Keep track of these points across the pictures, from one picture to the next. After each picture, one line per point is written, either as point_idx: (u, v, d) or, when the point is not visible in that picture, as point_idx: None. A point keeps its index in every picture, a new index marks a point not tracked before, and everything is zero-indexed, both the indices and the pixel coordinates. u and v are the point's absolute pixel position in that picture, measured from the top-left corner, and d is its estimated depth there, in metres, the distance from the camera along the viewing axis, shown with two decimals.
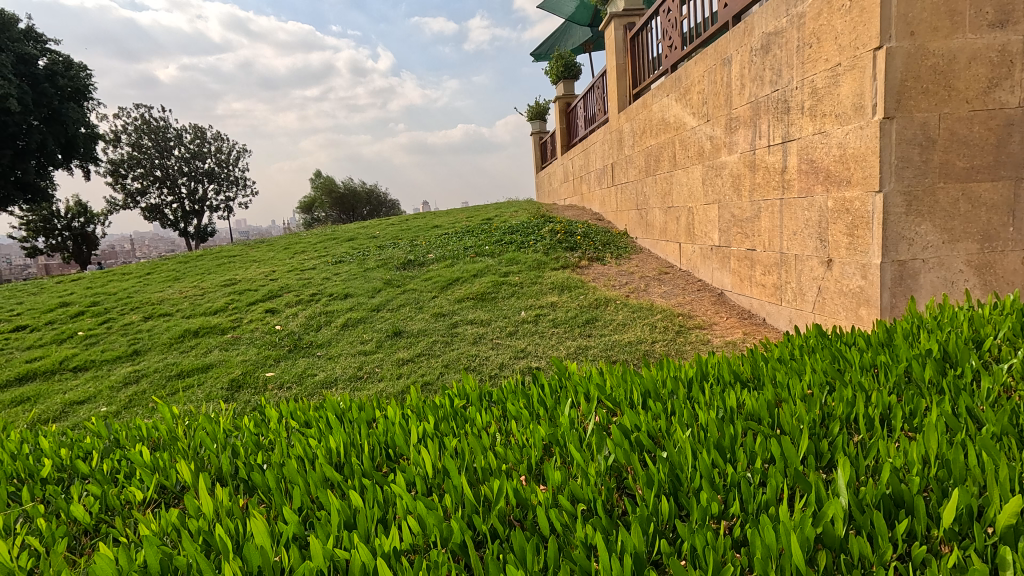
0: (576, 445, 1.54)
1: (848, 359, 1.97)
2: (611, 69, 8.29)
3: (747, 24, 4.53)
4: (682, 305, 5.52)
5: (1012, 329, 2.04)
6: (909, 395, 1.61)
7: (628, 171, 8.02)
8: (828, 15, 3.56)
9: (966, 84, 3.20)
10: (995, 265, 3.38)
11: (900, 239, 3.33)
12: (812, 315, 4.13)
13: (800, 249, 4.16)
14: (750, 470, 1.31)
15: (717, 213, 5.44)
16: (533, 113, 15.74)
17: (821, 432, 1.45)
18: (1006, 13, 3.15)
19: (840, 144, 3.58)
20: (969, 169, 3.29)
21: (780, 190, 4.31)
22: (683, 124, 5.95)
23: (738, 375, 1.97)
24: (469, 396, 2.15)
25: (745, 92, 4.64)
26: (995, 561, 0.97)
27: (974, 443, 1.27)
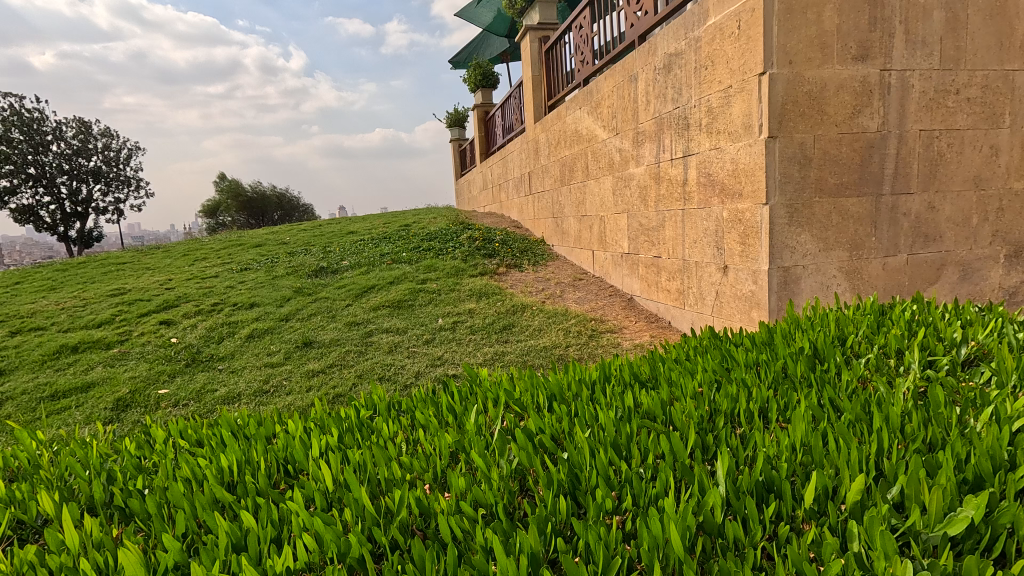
0: (480, 450, 1.56)
1: (734, 359, 2.13)
2: (526, 80, 8.48)
3: (650, 45, 4.80)
4: (596, 310, 5.72)
5: (870, 328, 2.30)
6: (784, 389, 1.78)
7: (544, 180, 8.23)
8: (720, 40, 3.86)
9: (836, 109, 3.59)
10: (862, 271, 3.80)
11: (784, 247, 3.66)
12: (710, 318, 4.43)
13: (700, 257, 4.45)
14: (642, 466, 1.39)
15: (626, 222, 5.70)
16: (452, 119, 15.74)
17: (708, 426, 1.56)
18: (866, 48, 3.57)
19: (732, 160, 3.88)
20: (839, 185, 3.68)
21: (682, 201, 4.59)
22: (595, 136, 6.20)
23: (638, 375, 2.08)
24: (377, 407, 2.11)
25: (650, 109, 4.91)
26: (843, 534, 1.09)
27: (833, 430, 1.43)
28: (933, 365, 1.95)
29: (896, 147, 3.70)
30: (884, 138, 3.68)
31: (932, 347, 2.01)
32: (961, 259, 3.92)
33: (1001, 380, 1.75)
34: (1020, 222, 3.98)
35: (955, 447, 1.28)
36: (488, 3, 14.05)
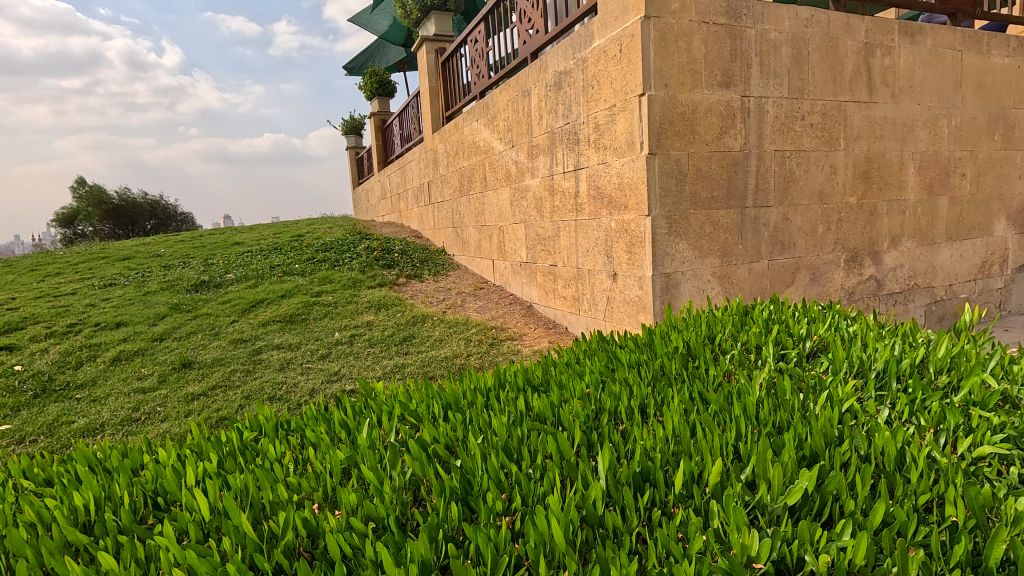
0: (372, 463, 1.53)
1: (619, 360, 2.28)
2: (423, 90, 8.45)
3: (541, 62, 5.01)
4: (496, 318, 5.81)
5: (735, 327, 2.56)
6: (661, 386, 1.94)
7: (443, 191, 8.23)
8: (604, 62, 4.12)
9: (705, 129, 3.97)
10: (731, 276, 4.21)
11: (665, 254, 3.96)
12: (603, 322, 4.67)
13: (591, 265, 4.69)
14: (532, 467, 1.44)
15: (524, 232, 5.87)
16: (348, 127, 15.27)
17: (593, 425, 1.66)
18: (729, 76, 3.98)
19: (618, 174, 4.14)
20: (710, 199, 4.06)
21: (575, 212, 4.82)
22: (491, 148, 6.32)
23: (531, 380, 2.16)
24: (263, 428, 2.00)
25: (543, 123, 5.12)
26: (707, 513, 1.20)
27: (700, 421, 1.58)
28: (785, 358, 2.21)
29: (756, 165, 4.16)
30: (746, 157, 4.12)
31: (784, 342, 2.28)
32: (811, 264, 4.48)
33: (836, 368, 2.03)
34: (855, 231, 4.63)
35: (795, 428, 1.47)
36: (382, 11, 13.80)
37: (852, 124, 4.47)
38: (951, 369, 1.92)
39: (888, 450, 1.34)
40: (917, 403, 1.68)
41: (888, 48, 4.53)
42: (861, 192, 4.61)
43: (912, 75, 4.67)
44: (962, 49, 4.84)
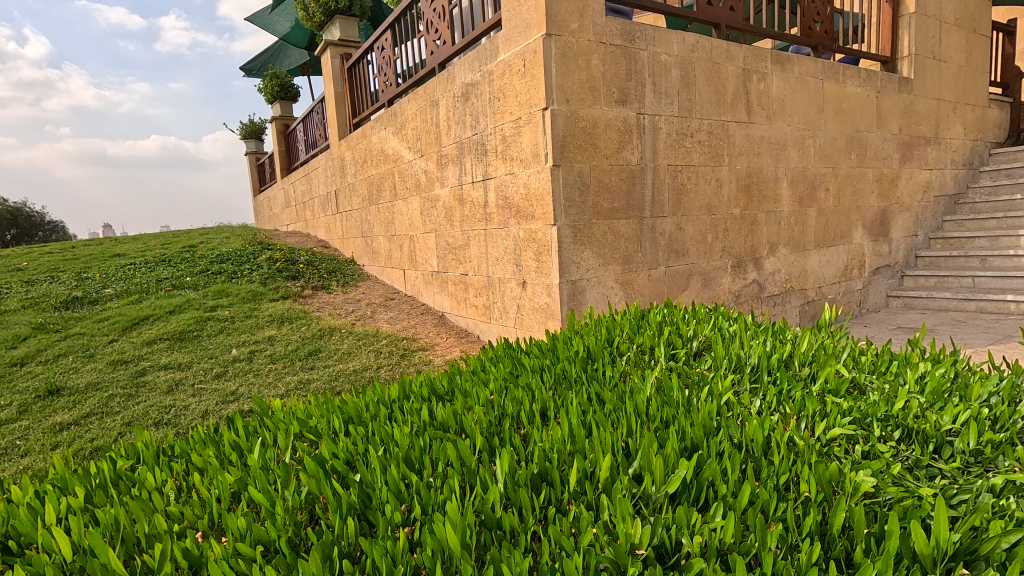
0: (265, 483, 1.46)
1: (523, 365, 2.34)
2: (328, 96, 8.19)
3: (448, 73, 5.04)
4: (407, 329, 5.72)
5: (631, 330, 2.71)
6: (561, 389, 2.01)
7: (351, 200, 8.00)
8: (509, 76, 4.23)
9: (605, 143, 4.18)
10: (633, 282, 4.45)
11: (571, 263, 4.11)
12: (514, 330, 4.75)
13: (501, 273, 4.76)
14: (432, 475, 1.45)
15: (434, 242, 5.85)
16: (247, 131, 14.44)
17: (495, 431, 1.69)
18: (626, 94, 4.23)
19: (525, 185, 4.25)
20: (611, 209, 4.27)
21: (484, 222, 4.87)
22: (400, 157, 6.26)
23: (435, 390, 2.15)
24: (142, 455, 1.84)
25: (451, 133, 5.15)
26: (598, 506, 1.27)
27: (595, 421, 1.66)
28: (675, 358, 2.38)
29: (652, 178, 4.44)
30: (643, 170, 4.38)
31: (674, 343, 2.45)
32: (702, 270, 4.84)
33: (718, 365, 2.21)
34: (739, 240, 5.06)
35: (679, 422, 1.59)
36: (282, 11, 13.16)
37: (735, 142, 4.91)
38: (812, 362, 2.16)
39: (756, 437, 1.48)
40: (784, 394, 1.87)
41: (763, 74, 5.03)
42: (743, 204, 5.05)
43: (783, 99, 5.20)
44: (824, 78, 5.47)
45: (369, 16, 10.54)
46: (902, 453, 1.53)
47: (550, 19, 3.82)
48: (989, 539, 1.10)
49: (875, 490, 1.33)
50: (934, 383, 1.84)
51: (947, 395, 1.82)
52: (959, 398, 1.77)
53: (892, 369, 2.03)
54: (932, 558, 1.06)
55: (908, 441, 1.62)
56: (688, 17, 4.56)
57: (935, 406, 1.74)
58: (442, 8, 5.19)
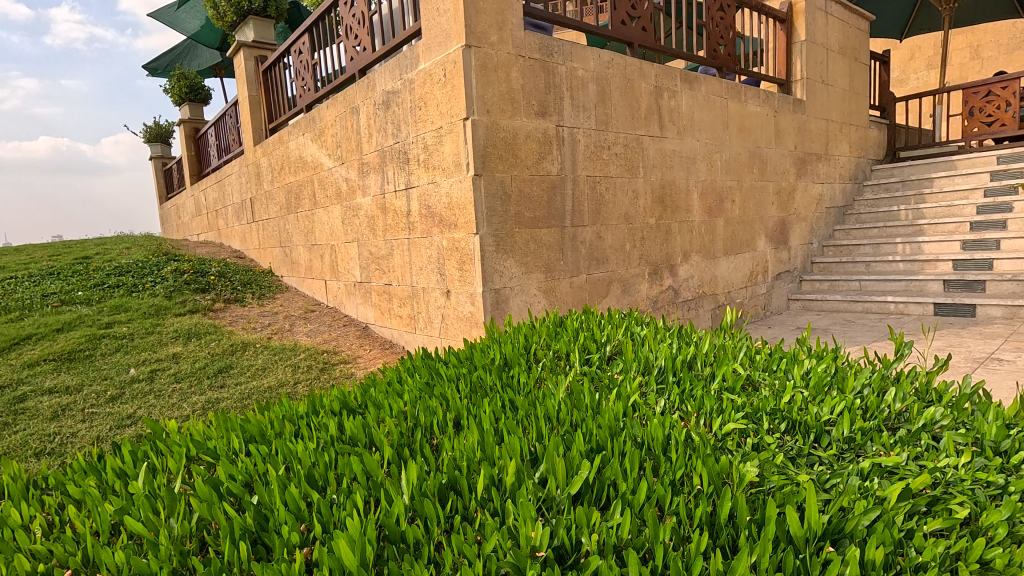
0: (150, 512, 1.36)
1: (440, 375, 2.32)
2: (241, 99, 7.80)
3: (369, 80, 4.96)
4: (328, 342, 5.51)
5: (549, 336, 2.76)
6: (476, 397, 2.01)
7: (268, 208, 7.65)
8: (430, 85, 4.22)
9: (526, 154, 4.25)
10: (555, 289, 4.53)
11: (494, 271, 4.13)
12: (438, 340, 4.69)
13: (426, 283, 4.71)
14: (336, 492, 1.40)
15: (357, 251, 5.70)
16: (151, 134, 13.49)
17: (405, 443, 1.67)
18: (545, 106, 4.33)
19: (447, 194, 4.24)
20: (533, 218, 4.34)
21: (407, 230, 4.80)
22: (319, 165, 6.07)
23: (347, 404, 2.09)
24: (7, 490, 1.66)
25: (372, 141, 5.05)
26: (504, 512, 1.28)
27: (506, 428, 1.68)
28: (589, 363, 2.45)
29: (571, 188, 4.57)
30: (562, 181, 4.50)
31: (588, 348, 2.52)
32: (621, 277, 5.02)
33: (628, 368, 2.30)
34: (655, 248, 5.30)
35: (586, 425, 1.64)
36: (191, 9, 12.44)
37: (649, 155, 5.15)
38: (713, 362, 2.29)
39: (656, 435, 1.55)
40: (685, 394, 1.97)
41: (673, 92, 5.31)
42: (658, 214, 5.30)
43: (692, 116, 5.53)
44: (728, 97, 5.86)
45: (287, 19, 10.17)
46: (787, 444, 1.66)
47: (469, 31, 3.86)
48: (853, 516, 1.21)
49: (761, 480, 1.43)
50: (816, 378, 2.01)
51: (827, 389, 1.99)
52: (836, 391, 1.95)
53: (782, 367, 2.20)
54: (804, 538, 1.15)
55: (793, 431, 1.75)
56: (604, 35, 4.75)
57: (817, 398, 1.90)
58: (361, 14, 5.09)
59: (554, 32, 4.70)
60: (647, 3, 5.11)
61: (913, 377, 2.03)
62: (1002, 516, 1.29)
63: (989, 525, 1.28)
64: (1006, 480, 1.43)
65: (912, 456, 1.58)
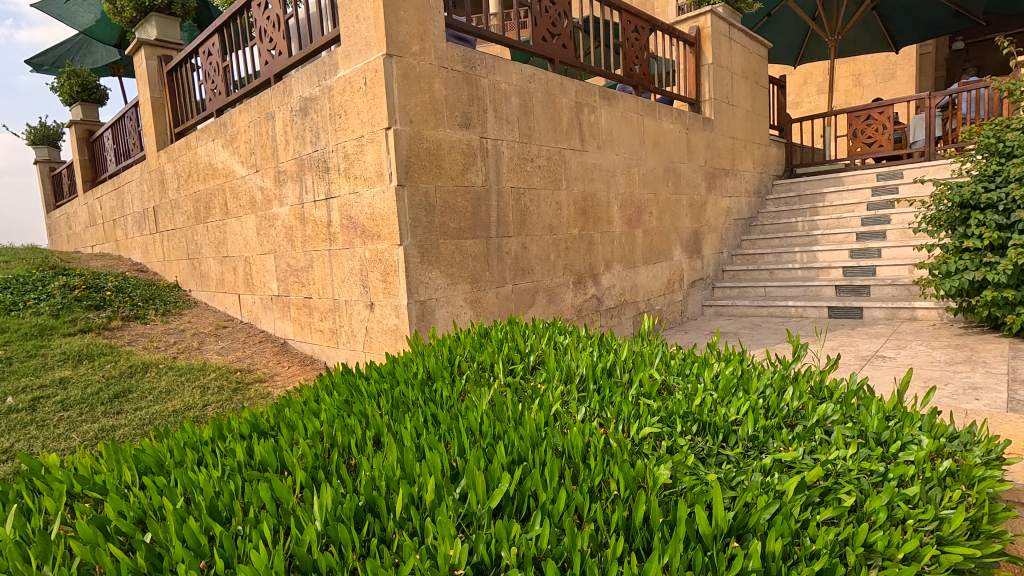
0: (20, 561, 1.21)
1: (360, 392, 2.25)
2: (143, 101, 7.25)
3: (285, 86, 4.76)
4: (241, 360, 5.18)
5: (473, 348, 2.74)
6: (398, 413, 1.96)
7: (173, 218, 7.13)
8: (350, 93, 4.12)
9: (450, 165, 4.24)
10: (481, 300, 4.53)
11: (419, 283, 4.07)
12: (362, 354, 4.54)
13: (348, 295, 4.55)
14: (243, 523, 1.31)
15: (273, 263, 5.42)
16: (37, 136, 12.24)
17: (320, 465, 1.59)
18: (468, 118, 4.34)
19: (369, 205, 4.14)
20: (458, 229, 4.32)
21: (328, 242, 4.63)
22: (231, 172, 5.75)
23: (258, 426, 1.97)
24: None
25: (289, 148, 4.85)
26: (422, 532, 1.25)
27: (427, 445, 1.64)
28: (513, 373, 2.46)
29: (496, 200, 4.60)
30: (487, 192, 4.52)
31: (513, 360, 2.53)
32: (546, 287, 5.10)
33: (551, 377, 2.33)
34: (578, 258, 5.43)
35: (507, 436, 1.64)
36: (84, 3, 11.46)
37: (571, 168, 5.29)
38: (631, 368, 2.38)
39: (576, 444, 1.58)
40: (604, 401, 2.03)
41: (593, 107, 5.50)
42: (581, 224, 5.45)
43: (611, 131, 5.75)
44: (644, 114, 6.15)
45: (195, 18, 9.61)
46: (698, 445, 1.74)
47: (390, 40, 3.81)
48: (755, 511, 1.29)
49: (674, 481, 1.50)
50: (724, 381, 2.13)
51: (734, 390, 2.11)
52: (743, 392, 2.08)
53: (694, 370, 2.31)
54: (712, 536, 1.21)
55: (703, 432, 1.84)
56: (525, 51, 4.85)
57: (725, 399, 2.01)
58: (276, 17, 4.88)
59: (477, 45, 4.73)
60: (567, 21, 5.28)
61: (809, 377, 2.20)
62: (882, 501, 1.42)
63: (872, 509, 1.40)
64: (885, 468, 1.58)
65: (807, 450, 1.71)
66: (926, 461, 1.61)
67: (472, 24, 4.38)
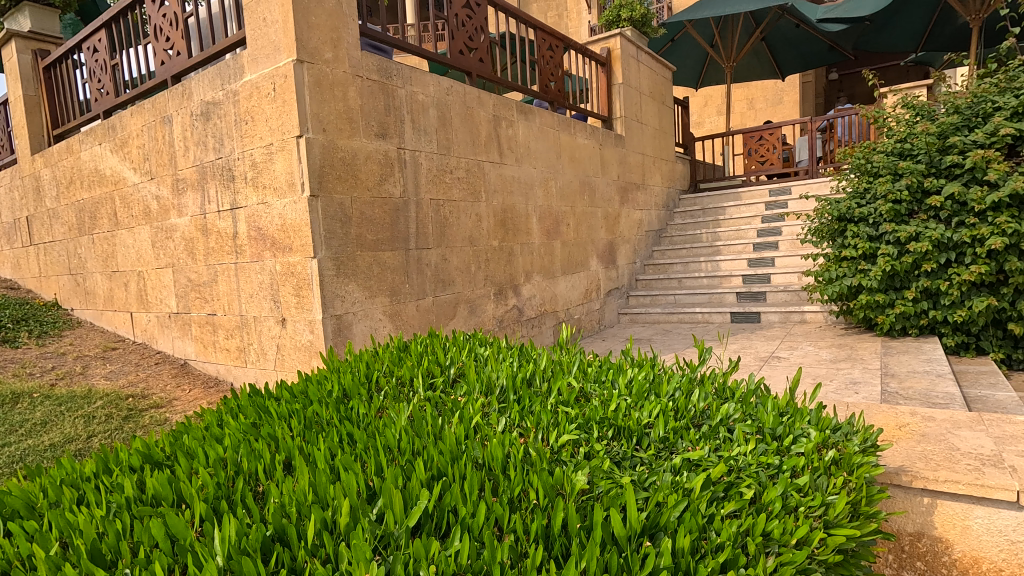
0: None
1: (270, 414, 2.12)
2: (13, 98, 6.50)
3: (184, 88, 4.45)
4: (134, 384, 4.72)
5: (391, 363, 2.68)
6: (311, 434, 1.87)
7: (52, 229, 6.41)
8: (257, 98, 3.92)
9: (366, 175, 4.13)
10: (401, 313, 4.43)
11: (334, 296, 3.91)
12: (273, 373, 4.29)
13: (257, 311, 4.29)
14: (131, 566, 1.19)
15: (172, 278, 5.02)
16: None
17: (223, 496, 1.48)
18: (385, 128, 4.27)
19: (280, 216, 3.94)
20: (375, 241, 4.21)
21: (234, 255, 4.36)
22: (122, 179, 5.28)
23: (152, 456, 1.80)
24: None
25: (189, 155, 4.53)
26: (335, 559, 1.20)
27: (342, 467, 1.57)
28: (434, 387, 2.42)
29: (415, 211, 4.54)
30: (405, 203, 4.46)
31: (433, 373, 2.49)
32: (467, 298, 5.09)
33: (471, 389, 2.32)
34: (498, 269, 5.48)
35: (426, 452, 1.61)
36: None
37: (490, 180, 5.34)
38: (550, 377, 2.42)
39: (496, 455, 1.59)
40: (524, 411, 2.05)
41: (510, 121, 5.60)
42: (500, 236, 5.50)
43: (528, 145, 5.87)
44: (559, 129, 6.35)
45: (77, 11, 8.78)
46: (613, 449, 1.80)
47: (301, 45, 3.68)
48: (665, 510, 1.35)
49: (591, 486, 1.54)
50: (637, 386, 2.22)
51: (646, 394, 2.21)
52: (654, 396, 2.18)
53: (609, 376, 2.40)
54: (626, 537, 1.25)
55: (618, 436, 1.91)
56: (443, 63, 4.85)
57: (638, 403, 2.10)
58: (173, 14, 4.55)
59: (394, 55, 4.68)
60: (484, 36, 5.35)
61: (713, 378, 2.34)
62: (776, 492, 1.54)
63: (769, 500, 1.51)
64: (780, 460, 1.71)
65: (712, 447, 1.81)
66: (814, 452, 1.76)
67: (388, 34, 4.32)
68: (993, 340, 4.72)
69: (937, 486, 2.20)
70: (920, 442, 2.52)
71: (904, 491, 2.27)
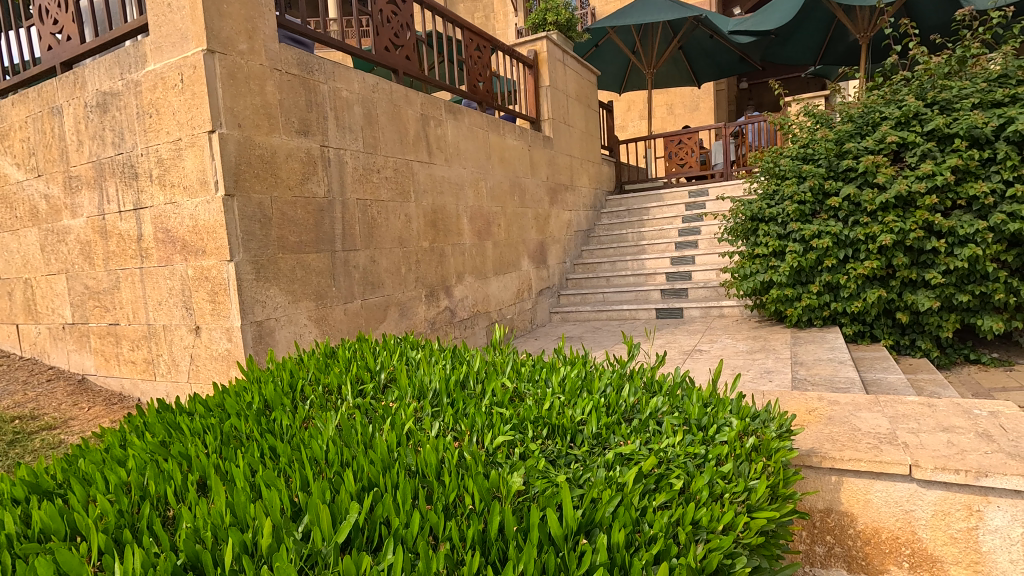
0: None
1: (180, 431, 1.96)
2: None
3: (76, 76, 4.04)
4: (21, 404, 4.22)
5: (318, 370, 2.55)
6: (228, 450, 1.74)
7: None
8: (162, 90, 3.63)
9: (287, 174, 3.93)
10: (327, 317, 4.25)
11: (254, 302, 3.69)
12: (187, 385, 3.98)
13: (166, 319, 3.97)
14: None
15: (65, 285, 4.55)
16: None
17: (126, 523, 1.35)
18: (306, 125, 4.08)
19: (190, 216, 3.66)
20: (298, 243, 4.01)
21: (139, 259, 4.01)
22: (4, 177, 4.73)
23: (42, 486, 1.61)
24: None
25: (84, 150, 4.12)
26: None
27: (264, 483, 1.48)
28: (363, 394, 2.33)
29: (340, 212, 4.37)
30: (330, 203, 4.28)
31: (362, 379, 2.40)
32: (397, 300, 4.97)
33: (403, 394, 2.26)
34: (429, 270, 5.38)
35: (355, 462, 1.54)
36: None
37: (418, 180, 5.23)
38: (483, 378, 2.40)
39: (429, 462, 1.55)
40: (458, 414, 2.01)
41: (438, 120, 5.52)
42: (431, 237, 5.42)
43: (457, 145, 5.82)
44: (488, 130, 6.34)
45: None
46: (548, 448, 1.81)
47: (212, 35, 3.43)
48: (600, 506, 1.36)
49: (526, 486, 1.53)
50: (570, 384, 2.24)
51: (579, 391, 2.24)
52: (586, 393, 2.21)
53: (543, 375, 2.41)
54: (562, 536, 1.25)
55: (552, 434, 1.91)
56: (368, 59, 4.71)
57: (571, 401, 2.12)
58: None
59: (315, 49, 4.49)
60: (410, 33, 5.24)
61: (641, 373, 2.41)
62: (703, 480, 1.60)
63: (697, 489, 1.57)
64: (705, 450, 1.78)
65: (642, 441, 1.86)
66: (736, 440, 1.84)
67: (309, 27, 4.14)
68: (884, 328, 5.20)
69: (843, 465, 2.38)
70: (827, 425, 2.72)
71: (815, 471, 2.44)
